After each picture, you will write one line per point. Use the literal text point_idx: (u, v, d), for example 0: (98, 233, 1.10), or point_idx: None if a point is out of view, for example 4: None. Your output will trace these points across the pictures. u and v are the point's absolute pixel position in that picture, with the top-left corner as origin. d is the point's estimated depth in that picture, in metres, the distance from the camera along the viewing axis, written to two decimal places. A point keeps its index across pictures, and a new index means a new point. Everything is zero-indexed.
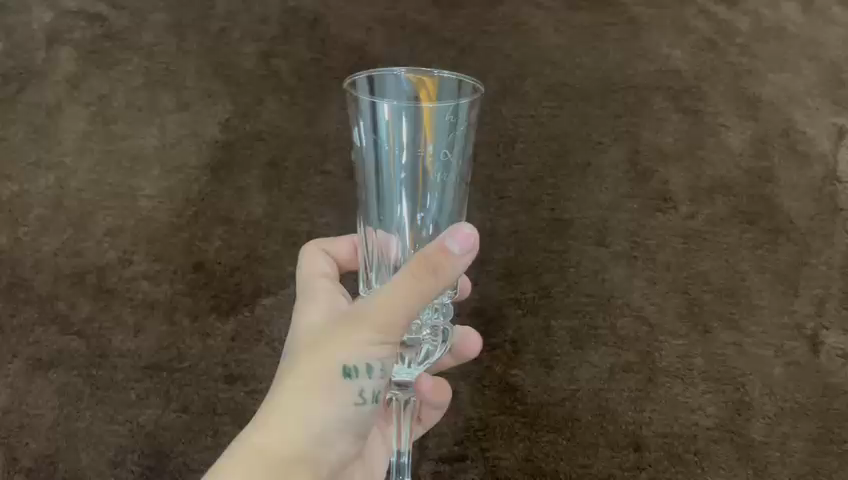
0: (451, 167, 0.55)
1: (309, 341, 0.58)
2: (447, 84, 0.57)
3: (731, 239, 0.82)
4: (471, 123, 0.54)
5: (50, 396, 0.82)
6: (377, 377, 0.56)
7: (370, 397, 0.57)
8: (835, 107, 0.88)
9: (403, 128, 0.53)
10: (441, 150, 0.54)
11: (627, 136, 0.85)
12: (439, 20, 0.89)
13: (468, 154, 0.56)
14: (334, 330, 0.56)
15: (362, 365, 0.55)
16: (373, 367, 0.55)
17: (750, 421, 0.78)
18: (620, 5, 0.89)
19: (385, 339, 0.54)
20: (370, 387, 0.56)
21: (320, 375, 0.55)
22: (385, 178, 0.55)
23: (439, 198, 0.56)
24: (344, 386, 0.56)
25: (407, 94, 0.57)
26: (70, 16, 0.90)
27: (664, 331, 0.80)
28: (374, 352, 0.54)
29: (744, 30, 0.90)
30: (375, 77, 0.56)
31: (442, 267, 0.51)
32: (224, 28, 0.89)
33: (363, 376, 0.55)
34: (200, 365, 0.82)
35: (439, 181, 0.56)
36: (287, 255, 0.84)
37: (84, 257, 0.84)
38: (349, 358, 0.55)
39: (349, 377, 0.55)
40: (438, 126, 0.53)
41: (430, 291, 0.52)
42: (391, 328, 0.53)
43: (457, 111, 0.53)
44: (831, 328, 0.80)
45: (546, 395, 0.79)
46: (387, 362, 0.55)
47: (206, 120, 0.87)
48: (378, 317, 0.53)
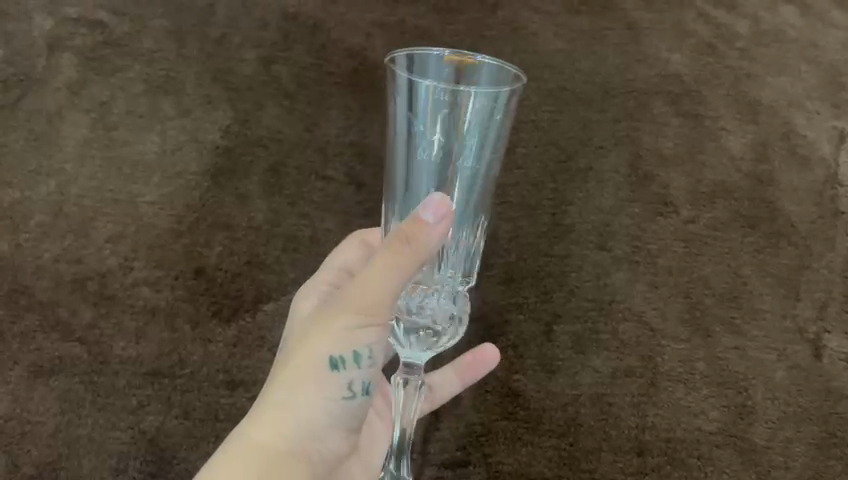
0: (482, 155, 0.55)
1: (297, 336, 0.58)
2: (487, 69, 0.57)
3: (732, 243, 0.82)
4: (509, 113, 0.54)
5: (51, 403, 0.81)
6: (365, 366, 0.56)
7: (359, 389, 0.57)
8: (835, 111, 0.88)
9: (442, 113, 0.53)
10: (473, 141, 0.55)
11: (627, 140, 0.86)
12: (440, 25, 0.89)
13: (501, 146, 0.56)
14: (319, 321, 0.56)
15: (348, 353, 0.55)
16: (359, 355, 0.55)
17: (753, 426, 0.78)
18: (620, 10, 0.91)
19: (369, 325, 0.54)
20: (358, 376, 0.56)
21: (306, 367, 0.55)
22: (417, 163, 0.55)
23: (468, 185, 0.56)
24: (332, 377, 0.56)
25: (446, 75, 0.57)
26: (71, 23, 0.90)
27: (665, 335, 0.80)
28: (358, 338, 0.54)
29: (742, 34, 0.91)
30: (415, 55, 0.56)
31: (416, 239, 0.51)
32: (225, 34, 0.89)
33: (351, 366, 0.55)
34: (202, 371, 0.82)
35: (468, 170, 0.56)
36: (288, 261, 0.84)
37: (85, 263, 0.84)
38: (334, 349, 0.55)
39: (336, 368, 0.55)
40: (475, 113, 0.53)
41: (408, 266, 0.52)
42: (374, 312, 0.54)
43: (497, 99, 0.53)
44: (833, 332, 0.80)
45: (549, 400, 0.79)
46: (374, 349, 0.55)
47: (206, 125, 0.87)
48: (360, 302, 0.53)
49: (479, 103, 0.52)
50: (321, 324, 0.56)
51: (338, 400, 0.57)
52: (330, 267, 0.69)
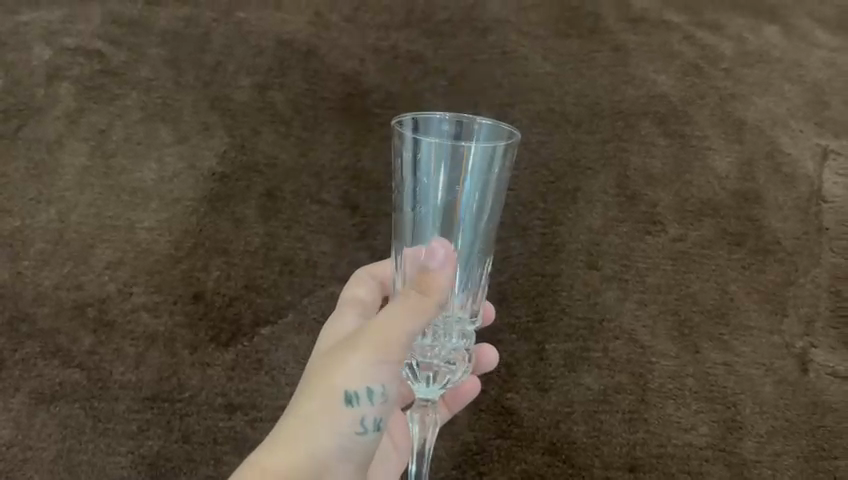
0: (483, 200, 0.58)
1: (311, 373, 0.59)
2: (484, 131, 0.61)
3: (720, 260, 0.84)
4: (504, 172, 0.58)
5: (52, 430, 0.82)
6: (378, 403, 0.56)
7: (370, 426, 0.57)
8: (818, 129, 0.90)
9: (442, 174, 0.57)
10: (474, 194, 0.58)
11: (614, 161, 0.87)
12: (431, 50, 0.92)
13: (497, 202, 0.59)
14: (338, 353, 0.57)
15: (364, 389, 0.55)
16: (374, 391, 0.56)
17: (742, 440, 0.79)
18: (608, 34, 0.93)
19: (385, 361, 0.55)
20: (371, 413, 0.56)
21: (322, 400, 0.56)
22: (418, 221, 0.59)
23: (471, 231, 0.60)
24: (344, 414, 0.56)
25: (446, 136, 0.61)
26: (70, 53, 0.92)
27: (656, 352, 0.81)
28: (375, 374, 0.55)
29: (727, 55, 0.93)
30: (419, 117, 0.59)
31: (429, 286, 0.56)
32: (220, 61, 0.91)
33: (364, 402, 0.56)
34: (201, 395, 0.83)
35: (470, 221, 0.59)
36: (284, 285, 0.85)
37: (85, 290, 0.85)
38: (350, 381, 0.55)
39: (350, 403, 0.56)
40: (476, 166, 0.57)
41: (425, 309, 0.55)
42: (391, 349, 0.55)
43: (493, 160, 0.57)
44: (819, 346, 0.81)
45: (542, 418, 0.80)
46: (388, 386, 0.56)
47: (203, 152, 0.89)
48: (378, 337, 0.55)
49: (479, 155, 0.56)
50: (337, 358, 0.57)
51: (351, 434, 0.56)
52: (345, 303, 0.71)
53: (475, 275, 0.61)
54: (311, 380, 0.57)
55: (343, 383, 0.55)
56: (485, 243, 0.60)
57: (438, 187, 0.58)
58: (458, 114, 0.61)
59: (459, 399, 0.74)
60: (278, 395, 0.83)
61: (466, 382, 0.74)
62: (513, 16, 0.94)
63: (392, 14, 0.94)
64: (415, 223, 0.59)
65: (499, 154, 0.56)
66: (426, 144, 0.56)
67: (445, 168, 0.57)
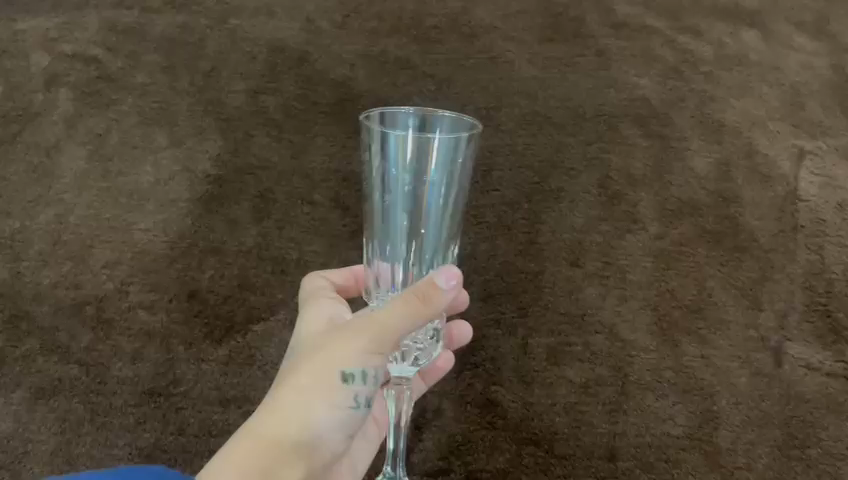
0: (448, 188, 0.63)
1: (310, 347, 0.62)
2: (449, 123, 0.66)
3: (698, 257, 0.87)
4: (468, 160, 0.62)
5: (52, 423, 0.85)
6: (371, 384, 0.61)
7: (361, 403, 0.61)
8: (795, 130, 0.93)
9: (408, 165, 0.62)
10: (438, 179, 0.62)
11: (597, 162, 0.90)
12: (419, 55, 0.95)
13: (462, 189, 0.64)
14: (337, 336, 0.61)
15: (359, 371, 0.60)
16: (368, 374, 0.60)
17: (718, 429, 0.82)
18: (590, 39, 0.96)
19: (381, 349, 0.59)
20: (363, 393, 0.61)
21: (319, 378, 0.60)
22: (388, 209, 0.64)
23: (439, 216, 0.64)
24: (339, 392, 0.60)
25: (413, 128, 0.66)
26: (68, 60, 0.95)
27: (635, 346, 0.84)
28: (371, 360, 0.59)
29: (707, 59, 0.96)
30: (386, 111, 0.65)
31: (432, 296, 0.58)
32: (214, 67, 0.94)
33: (359, 383, 0.60)
34: (196, 389, 0.85)
35: (437, 206, 0.64)
36: (277, 283, 0.88)
37: (83, 289, 0.88)
38: (347, 364, 0.59)
39: (346, 384, 0.60)
40: (440, 154, 0.61)
41: (426, 311, 0.58)
42: (390, 340, 0.59)
43: (456, 149, 0.61)
44: (793, 340, 0.84)
45: (525, 409, 0.83)
46: (381, 371, 0.61)
47: (198, 155, 0.92)
48: (379, 328, 0.59)
49: (443, 146, 0.61)
50: (336, 340, 0.60)
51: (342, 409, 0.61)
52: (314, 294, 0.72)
53: (442, 257, 0.66)
54: (311, 355, 0.61)
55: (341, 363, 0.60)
56: (451, 227, 0.65)
57: (406, 177, 0.62)
58: (423, 109, 0.66)
59: (434, 375, 0.80)
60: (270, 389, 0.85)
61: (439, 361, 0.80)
62: (500, 21, 0.97)
63: (381, 20, 0.97)
64: (385, 210, 0.64)
65: (462, 143, 0.60)
66: (392, 137, 0.61)
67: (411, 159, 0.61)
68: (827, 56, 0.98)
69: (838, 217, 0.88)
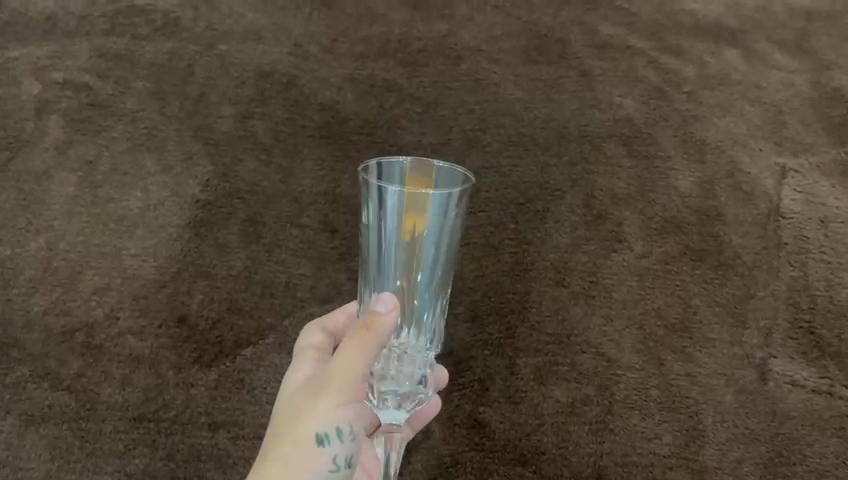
0: (440, 242, 0.62)
1: (281, 416, 0.63)
2: (444, 177, 0.64)
3: (683, 276, 0.88)
4: (459, 213, 0.61)
5: (42, 450, 0.85)
6: (347, 440, 0.62)
7: (342, 461, 0.62)
8: (777, 148, 0.94)
9: (401, 218, 0.60)
10: (432, 234, 0.61)
11: (583, 182, 0.91)
12: (407, 77, 0.96)
13: (454, 241, 0.62)
14: (304, 400, 0.62)
15: (332, 428, 0.61)
16: (343, 430, 0.61)
17: (703, 448, 0.83)
18: (574, 59, 0.98)
19: (346, 402, 0.61)
20: (342, 451, 0.62)
21: (297, 445, 0.60)
22: (382, 261, 0.62)
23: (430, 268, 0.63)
24: (318, 455, 0.61)
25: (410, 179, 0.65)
26: (58, 87, 0.96)
27: (621, 365, 0.85)
28: (340, 415, 0.61)
29: (690, 78, 0.98)
30: (384, 163, 0.63)
31: (376, 330, 0.59)
32: (203, 92, 0.96)
33: (334, 440, 0.61)
34: (185, 414, 0.86)
35: (430, 259, 0.62)
36: (266, 306, 0.88)
37: (73, 315, 0.88)
38: (321, 426, 0.60)
39: (323, 445, 0.61)
40: (434, 210, 0.60)
41: (374, 350, 0.59)
42: (350, 390, 0.60)
43: (448, 203, 0.59)
44: (778, 356, 0.85)
45: (514, 430, 0.84)
46: (353, 424, 0.62)
47: (187, 181, 0.93)
48: (339, 381, 0.60)
49: (436, 202, 0.59)
50: (305, 404, 0.62)
51: (326, 472, 0.61)
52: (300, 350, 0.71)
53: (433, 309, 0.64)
54: (284, 424, 0.62)
55: (313, 428, 0.60)
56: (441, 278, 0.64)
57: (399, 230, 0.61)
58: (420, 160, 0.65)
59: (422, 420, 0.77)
60: (259, 412, 0.86)
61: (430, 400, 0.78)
62: (485, 44, 0.98)
63: (368, 44, 0.98)
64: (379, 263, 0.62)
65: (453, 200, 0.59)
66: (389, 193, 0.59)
67: (404, 213, 0.60)
68: (808, 74, 0.99)
69: (820, 233, 0.89)
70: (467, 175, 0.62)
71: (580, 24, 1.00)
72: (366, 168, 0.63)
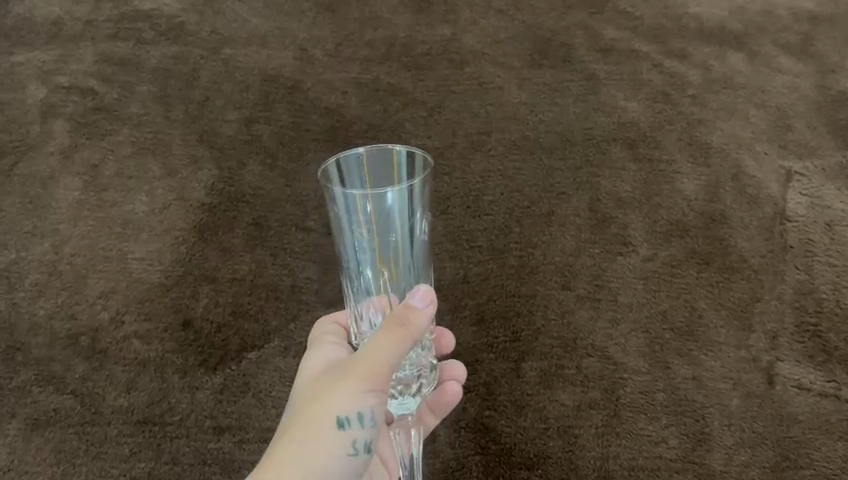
0: (411, 238, 0.61)
1: (301, 398, 0.61)
2: (405, 161, 0.63)
3: (688, 279, 0.87)
4: (425, 202, 0.60)
5: (47, 454, 0.81)
6: (367, 426, 0.59)
7: (361, 446, 0.60)
8: (782, 152, 0.94)
9: (371, 219, 0.59)
10: (402, 232, 0.60)
11: (588, 186, 0.92)
12: (412, 81, 0.99)
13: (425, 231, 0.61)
14: (331, 380, 0.59)
15: (355, 414, 0.58)
16: (365, 416, 0.58)
17: (710, 452, 0.80)
18: (579, 65, 1.01)
19: (373, 389, 0.58)
20: (362, 436, 0.59)
21: (314, 429, 0.58)
22: (358, 262, 0.62)
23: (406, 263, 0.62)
24: (337, 439, 0.58)
25: (372, 167, 0.63)
26: (64, 91, 0.99)
27: (627, 368, 0.83)
28: (365, 402, 0.58)
29: (694, 81, 1.00)
30: (341, 159, 0.61)
31: (409, 323, 0.57)
32: (208, 97, 0.98)
33: (355, 426, 0.58)
34: (190, 418, 0.82)
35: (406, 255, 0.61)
36: (271, 310, 0.87)
37: (78, 319, 0.86)
38: (339, 410, 0.58)
39: (342, 428, 0.58)
40: (396, 205, 0.58)
41: (406, 342, 0.57)
42: (379, 377, 0.57)
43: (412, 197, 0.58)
44: (785, 360, 0.83)
45: (520, 434, 0.81)
46: (377, 411, 0.59)
47: (192, 185, 0.93)
48: (367, 367, 0.57)
49: (398, 199, 0.58)
50: (331, 384, 0.59)
51: (343, 455, 0.59)
52: (313, 341, 0.70)
53: None
54: (303, 405, 0.59)
55: (336, 410, 0.58)
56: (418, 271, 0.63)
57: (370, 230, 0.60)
58: (378, 146, 0.63)
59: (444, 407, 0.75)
60: (267, 416, 0.82)
61: (448, 389, 0.75)
62: (489, 47, 1.02)
63: (372, 47, 1.02)
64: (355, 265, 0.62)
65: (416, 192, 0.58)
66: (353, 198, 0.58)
67: (372, 214, 0.59)
68: (813, 77, 1.01)
69: (826, 236, 0.89)
70: (425, 157, 0.60)
71: (583, 27, 1.04)
72: (326, 170, 0.60)
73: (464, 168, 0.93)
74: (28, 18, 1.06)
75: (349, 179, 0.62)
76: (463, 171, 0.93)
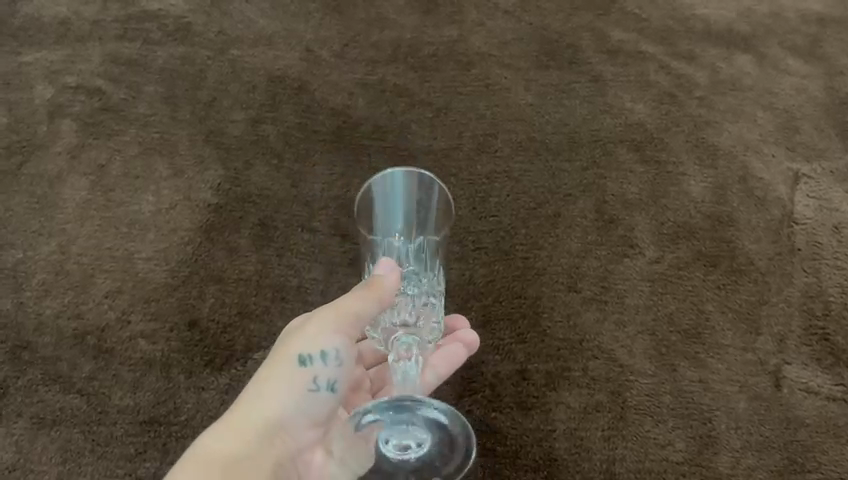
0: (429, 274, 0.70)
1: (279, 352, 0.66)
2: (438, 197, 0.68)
3: (695, 281, 0.87)
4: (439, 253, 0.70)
5: (53, 453, 0.80)
6: (332, 365, 0.62)
7: (325, 388, 0.62)
8: (790, 154, 0.94)
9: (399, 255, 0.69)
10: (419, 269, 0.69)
11: (594, 188, 0.92)
12: (418, 83, 0.99)
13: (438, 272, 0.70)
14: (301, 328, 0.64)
15: (316, 351, 0.62)
16: (325, 353, 0.62)
17: (717, 455, 0.79)
18: (586, 66, 1.01)
19: (336, 329, 0.62)
20: (324, 375, 0.62)
21: (277, 367, 0.62)
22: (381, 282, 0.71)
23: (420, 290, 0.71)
24: (299, 376, 0.62)
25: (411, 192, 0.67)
26: (71, 91, 1.00)
27: (633, 371, 0.82)
28: (325, 339, 0.62)
29: (701, 83, 0.99)
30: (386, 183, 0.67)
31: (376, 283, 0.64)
32: (215, 97, 0.99)
33: (316, 363, 0.62)
34: (196, 418, 0.81)
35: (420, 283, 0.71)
36: (277, 310, 0.86)
37: (85, 319, 0.86)
38: (304, 346, 0.62)
39: (304, 366, 0.62)
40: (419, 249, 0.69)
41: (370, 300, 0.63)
42: (340, 319, 0.62)
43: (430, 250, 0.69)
44: (792, 363, 0.83)
45: (526, 436, 0.80)
46: (339, 350, 0.62)
47: (199, 185, 0.93)
48: (332, 311, 0.63)
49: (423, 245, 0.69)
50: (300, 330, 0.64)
51: (304, 392, 0.62)
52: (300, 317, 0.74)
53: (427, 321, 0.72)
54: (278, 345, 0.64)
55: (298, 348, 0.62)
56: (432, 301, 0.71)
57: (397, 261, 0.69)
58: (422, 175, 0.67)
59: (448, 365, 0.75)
60: None
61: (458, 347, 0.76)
62: (496, 48, 1.02)
63: (379, 48, 1.02)
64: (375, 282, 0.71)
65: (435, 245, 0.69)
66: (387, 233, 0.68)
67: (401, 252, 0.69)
68: (820, 79, 1.00)
69: (833, 239, 0.89)
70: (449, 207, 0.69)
71: (591, 29, 1.04)
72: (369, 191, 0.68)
73: (470, 169, 0.93)
74: (35, 18, 1.05)
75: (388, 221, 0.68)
76: (469, 171, 0.93)
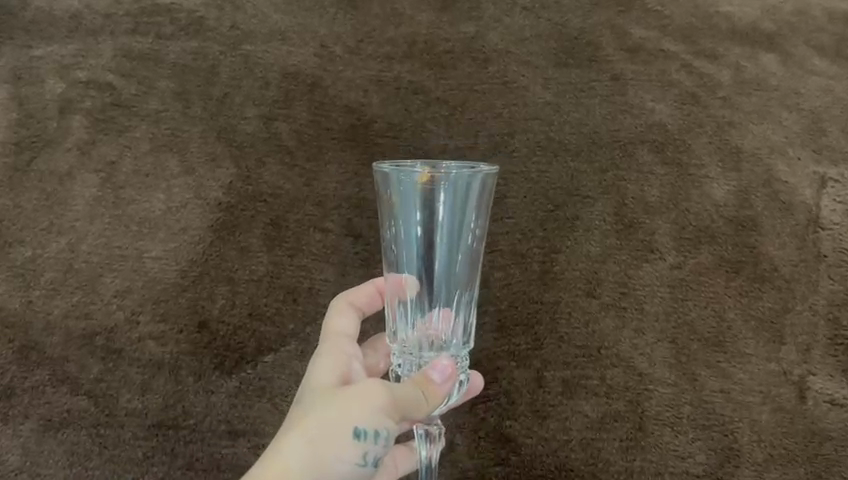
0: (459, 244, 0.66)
1: (319, 396, 0.63)
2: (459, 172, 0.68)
3: (717, 288, 0.86)
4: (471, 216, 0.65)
5: (61, 456, 0.85)
6: (382, 444, 0.61)
7: (369, 463, 0.61)
8: (816, 156, 0.90)
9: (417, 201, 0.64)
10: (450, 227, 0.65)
11: (612, 190, 0.89)
12: (433, 80, 0.93)
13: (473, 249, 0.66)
14: (353, 391, 0.61)
15: (373, 429, 0.60)
16: (380, 432, 0.60)
17: (739, 468, 0.83)
18: (606, 62, 0.92)
19: (392, 412, 0.61)
20: (374, 451, 0.61)
21: (328, 433, 0.60)
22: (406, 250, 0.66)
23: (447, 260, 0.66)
24: (349, 448, 0.60)
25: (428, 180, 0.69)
26: (82, 86, 0.94)
27: (653, 380, 0.84)
28: (381, 420, 0.60)
29: (725, 83, 0.92)
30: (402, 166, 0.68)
31: (432, 392, 0.61)
32: (228, 93, 0.93)
33: (370, 440, 0.60)
34: (205, 422, 0.86)
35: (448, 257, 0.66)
36: (287, 312, 0.88)
37: (94, 318, 0.88)
38: (363, 421, 0.60)
39: (357, 440, 0.60)
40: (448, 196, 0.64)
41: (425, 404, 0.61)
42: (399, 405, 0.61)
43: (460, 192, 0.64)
44: (818, 374, 0.84)
45: (542, 445, 0.84)
46: (392, 431, 0.61)
47: (210, 184, 0.91)
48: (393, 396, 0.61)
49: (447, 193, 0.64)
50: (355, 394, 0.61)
51: (350, 464, 0.60)
52: (326, 338, 0.71)
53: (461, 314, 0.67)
54: (334, 397, 0.62)
55: (354, 421, 0.60)
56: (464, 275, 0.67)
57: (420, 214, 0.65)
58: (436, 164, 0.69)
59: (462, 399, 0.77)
60: (280, 421, 0.86)
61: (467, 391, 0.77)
62: (514, 45, 0.93)
63: (395, 45, 0.94)
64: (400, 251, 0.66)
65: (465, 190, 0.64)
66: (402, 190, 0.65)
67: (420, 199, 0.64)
68: None
69: None
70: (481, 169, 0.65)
71: (611, 26, 0.94)
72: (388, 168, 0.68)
73: None
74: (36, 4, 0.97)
75: (450, 208, 0.64)
76: None
